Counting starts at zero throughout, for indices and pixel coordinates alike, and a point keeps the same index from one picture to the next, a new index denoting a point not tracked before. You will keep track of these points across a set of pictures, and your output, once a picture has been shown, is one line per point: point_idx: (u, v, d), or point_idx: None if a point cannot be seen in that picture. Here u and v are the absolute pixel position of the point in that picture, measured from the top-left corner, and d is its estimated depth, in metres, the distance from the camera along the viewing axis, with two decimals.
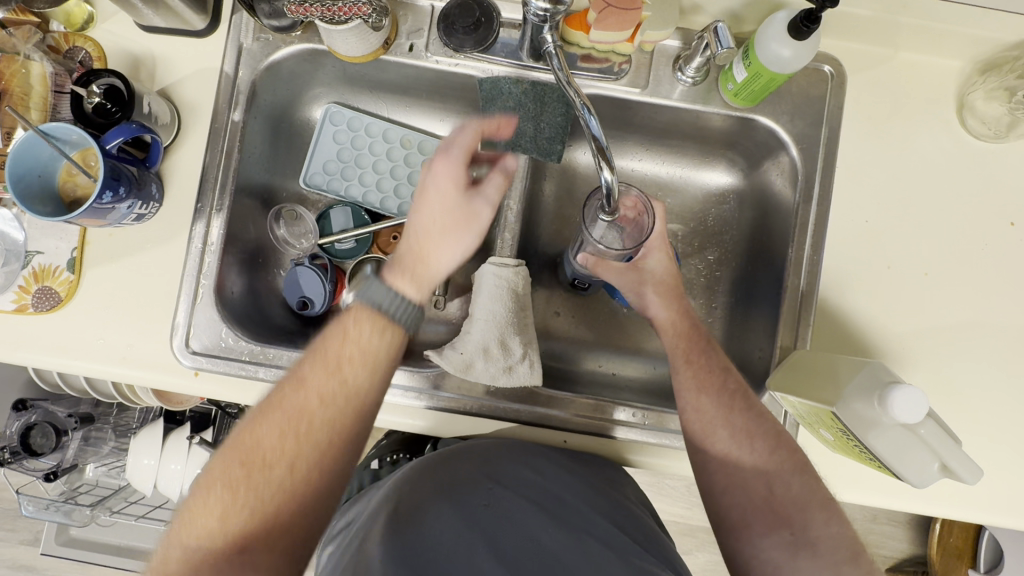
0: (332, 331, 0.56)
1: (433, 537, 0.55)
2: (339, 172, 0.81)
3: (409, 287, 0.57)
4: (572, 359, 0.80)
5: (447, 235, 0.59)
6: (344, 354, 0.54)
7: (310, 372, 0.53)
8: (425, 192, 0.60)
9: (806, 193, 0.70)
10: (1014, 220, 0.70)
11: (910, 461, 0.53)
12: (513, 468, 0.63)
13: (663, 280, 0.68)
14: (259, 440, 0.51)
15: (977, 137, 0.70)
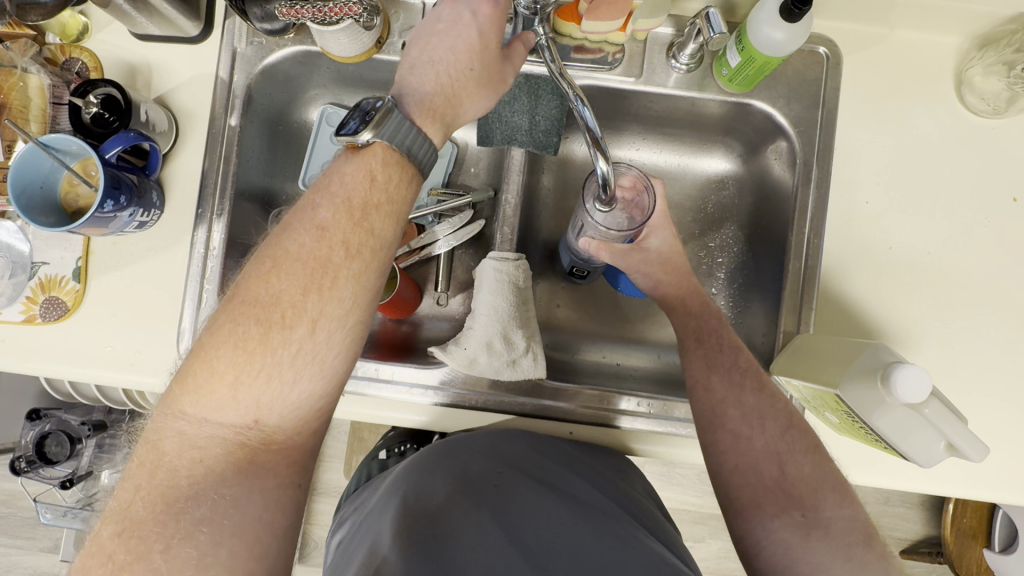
0: (352, 169, 0.51)
1: (444, 521, 0.55)
2: None
3: (436, 132, 0.56)
4: (576, 350, 0.81)
5: (479, 89, 0.59)
6: (370, 199, 0.50)
7: (334, 214, 0.49)
8: (463, 29, 0.58)
9: (805, 175, 0.70)
10: (1017, 196, 0.69)
11: (914, 441, 0.53)
12: (523, 456, 0.64)
13: (666, 259, 0.70)
14: (277, 290, 0.47)
15: (977, 114, 0.70)
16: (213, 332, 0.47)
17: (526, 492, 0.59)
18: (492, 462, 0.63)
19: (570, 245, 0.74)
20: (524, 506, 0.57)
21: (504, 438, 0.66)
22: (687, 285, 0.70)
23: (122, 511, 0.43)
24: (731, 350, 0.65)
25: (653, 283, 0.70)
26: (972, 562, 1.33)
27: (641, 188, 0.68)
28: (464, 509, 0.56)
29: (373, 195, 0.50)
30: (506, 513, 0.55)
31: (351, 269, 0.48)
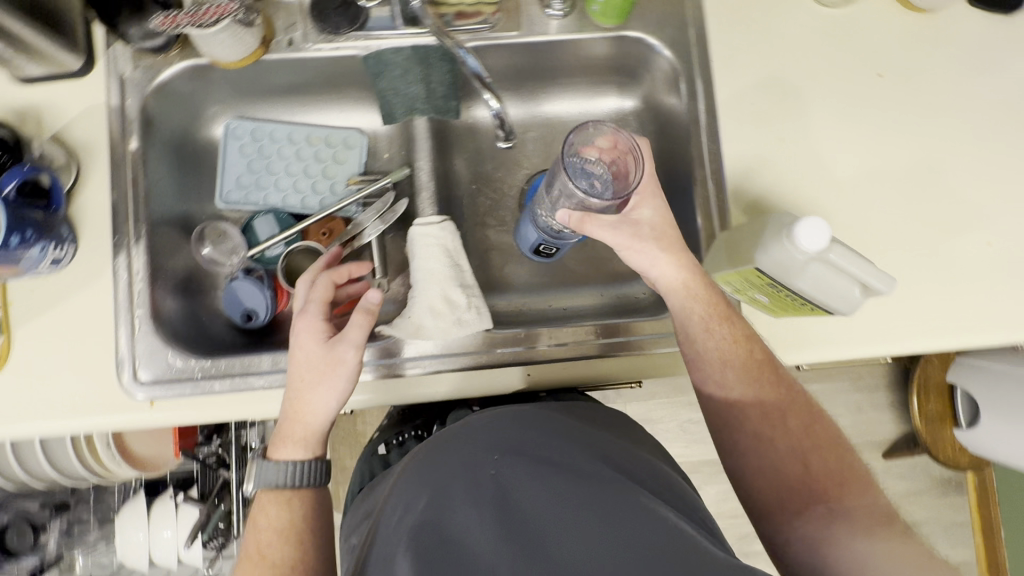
0: (251, 522, 0.61)
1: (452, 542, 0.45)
2: (253, 184, 0.82)
3: (296, 450, 0.61)
4: (523, 304, 0.82)
5: (318, 384, 0.61)
6: (263, 542, 0.59)
7: (245, 568, 0.59)
8: (294, 352, 0.63)
9: (690, 90, 0.75)
10: (880, 71, 0.76)
11: (828, 290, 0.57)
12: (519, 438, 0.54)
13: (659, 227, 0.64)
14: None
15: (826, 6, 0.76)
16: None
17: (539, 486, 0.48)
18: (483, 449, 0.53)
19: (540, 221, 0.72)
20: (533, 505, 0.47)
21: (525, 426, 0.57)
22: (684, 252, 0.64)
23: None
24: (742, 351, 0.64)
25: (652, 264, 0.64)
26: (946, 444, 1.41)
27: (629, 153, 0.65)
28: (471, 524, 0.46)
29: (276, 527, 0.59)
30: (513, 510, 0.47)
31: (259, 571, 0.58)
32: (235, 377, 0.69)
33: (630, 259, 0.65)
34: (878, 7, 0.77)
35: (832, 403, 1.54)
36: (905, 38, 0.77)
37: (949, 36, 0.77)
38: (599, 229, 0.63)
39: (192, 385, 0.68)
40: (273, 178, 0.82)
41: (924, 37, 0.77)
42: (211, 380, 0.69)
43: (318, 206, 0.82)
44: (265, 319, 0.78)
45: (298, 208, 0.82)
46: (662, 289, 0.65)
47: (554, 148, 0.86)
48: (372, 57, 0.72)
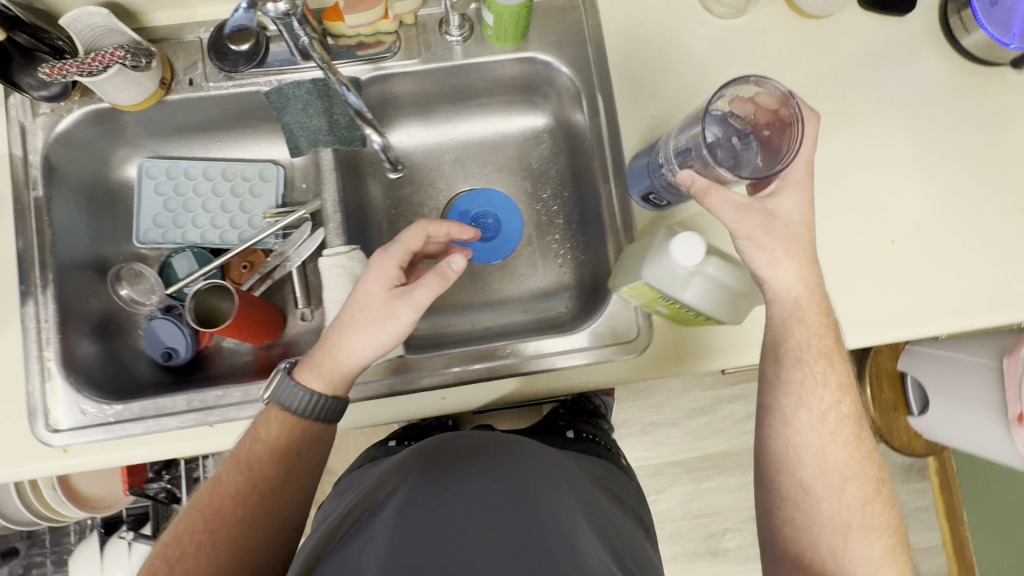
0: (250, 428, 0.64)
1: (442, 534, 0.52)
2: (171, 223, 0.82)
3: (314, 379, 0.63)
4: (448, 325, 0.83)
5: (364, 328, 0.62)
6: (252, 454, 0.62)
7: (227, 471, 0.63)
8: (358, 287, 0.64)
9: (591, 108, 0.77)
10: (778, 79, 0.77)
11: (713, 298, 0.59)
12: (531, 475, 0.60)
13: (793, 230, 0.61)
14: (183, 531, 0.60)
15: (722, 18, 0.78)
16: None
17: (521, 498, 0.56)
18: (507, 470, 0.61)
19: (660, 175, 0.66)
20: (506, 507, 0.55)
21: (524, 454, 0.65)
22: (809, 257, 0.61)
23: None
24: (835, 403, 0.64)
25: (776, 261, 0.60)
26: (902, 430, 1.44)
27: (784, 123, 0.61)
28: (454, 520, 0.53)
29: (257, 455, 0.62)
30: (492, 516, 0.54)
31: (256, 473, 0.62)
32: (149, 418, 0.69)
33: (747, 255, 0.61)
34: (772, 15, 0.79)
35: None
36: (799, 44, 0.78)
37: (843, 40, 0.79)
38: (721, 198, 0.59)
39: (106, 430, 0.68)
40: (191, 215, 0.83)
41: (817, 43, 0.79)
42: (125, 424, 0.69)
43: (238, 240, 0.83)
44: (187, 356, 0.78)
45: (217, 244, 0.83)
46: (765, 288, 0.62)
47: (472, 168, 0.87)
48: (274, 93, 0.73)
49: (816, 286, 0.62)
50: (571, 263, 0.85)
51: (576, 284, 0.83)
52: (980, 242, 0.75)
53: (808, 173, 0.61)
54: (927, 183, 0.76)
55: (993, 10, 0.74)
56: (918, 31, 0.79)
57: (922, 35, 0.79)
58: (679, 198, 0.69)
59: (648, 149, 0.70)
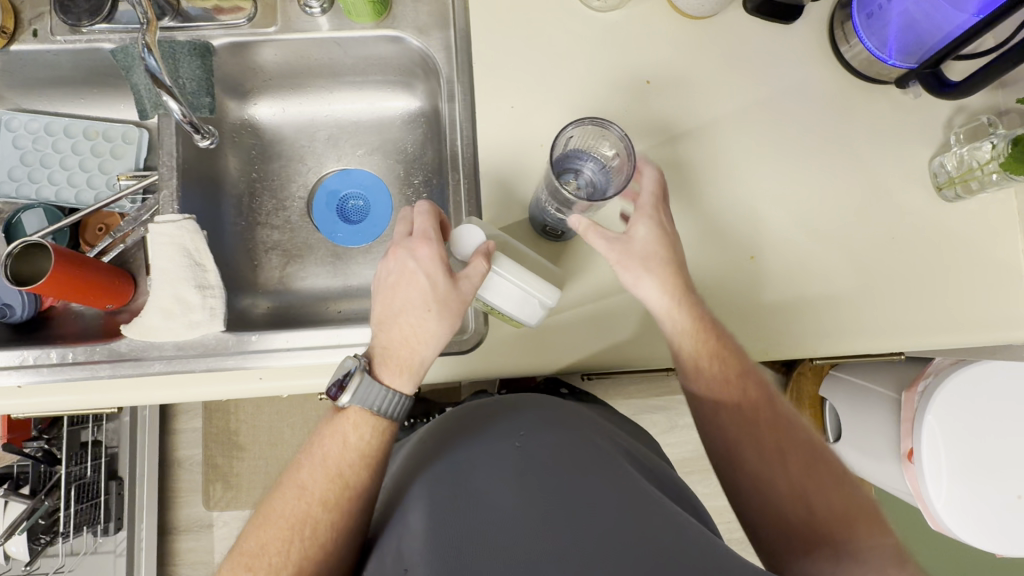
0: (330, 432, 0.56)
1: (480, 500, 0.46)
2: (25, 177, 0.80)
3: (402, 377, 0.56)
4: (302, 304, 0.81)
5: (442, 315, 0.56)
6: (342, 458, 0.55)
7: (312, 474, 0.54)
8: (403, 278, 0.57)
9: (450, 93, 0.75)
10: (648, 78, 0.74)
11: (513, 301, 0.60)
12: (547, 427, 0.54)
13: (651, 252, 0.61)
14: (262, 540, 0.52)
15: (596, 11, 0.75)
16: None
17: (543, 450, 0.50)
18: (504, 433, 0.53)
19: (546, 211, 0.65)
20: (560, 457, 0.49)
21: (519, 400, 0.60)
22: (678, 279, 0.61)
23: None
24: (731, 383, 0.61)
25: (639, 286, 0.61)
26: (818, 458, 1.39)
27: (622, 149, 0.60)
28: (486, 487, 0.47)
29: (297, 496, 0.54)
30: (537, 477, 0.47)
31: (327, 491, 0.54)
32: None
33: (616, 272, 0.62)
34: (650, 12, 0.75)
35: None
36: (676, 44, 0.75)
37: (723, 43, 0.75)
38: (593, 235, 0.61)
39: None
40: (48, 171, 0.81)
41: (696, 45, 0.75)
42: None
43: (94, 201, 0.81)
44: (21, 315, 0.77)
45: (72, 203, 0.81)
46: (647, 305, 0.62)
47: (344, 148, 0.86)
48: (120, 50, 0.70)
49: (687, 294, 0.61)
50: None
51: None
52: (835, 266, 0.73)
53: (661, 202, 0.62)
54: (793, 199, 0.74)
55: (869, 23, 0.71)
56: (804, 41, 0.76)
57: (807, 43, 0.76)
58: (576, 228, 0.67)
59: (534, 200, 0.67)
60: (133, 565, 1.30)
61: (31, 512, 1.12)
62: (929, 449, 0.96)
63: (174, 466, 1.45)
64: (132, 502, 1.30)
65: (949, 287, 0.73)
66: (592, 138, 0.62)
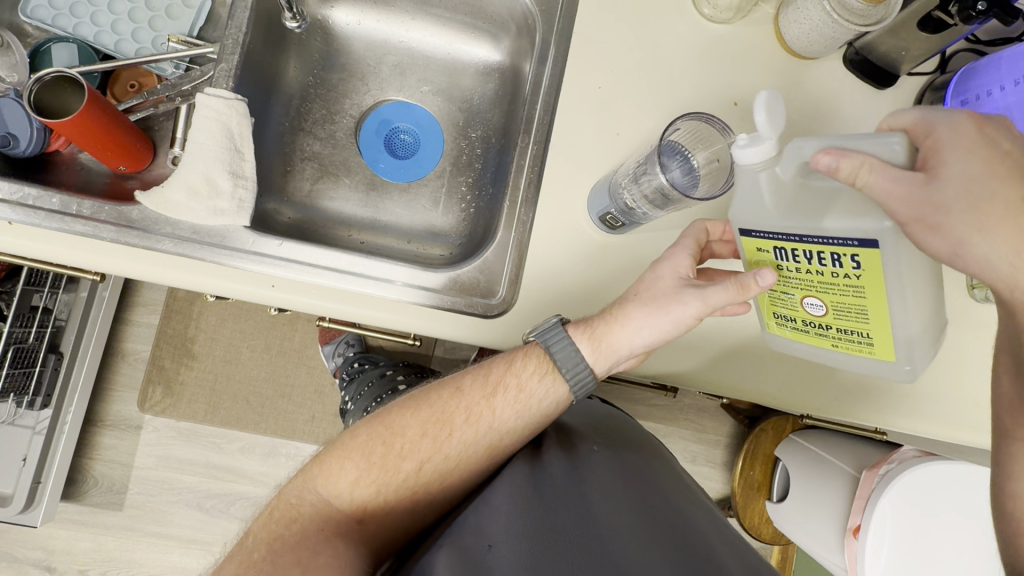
0: (505, 358, 0.63)
1: (565, 500, 0.53)
2: (67, 8, 0.74)
3: (587, 346, 0.60)
4: (325, 223, 0.77)
5: (654, 311, 0.57)
6: (503, 381, 0.61)
7: (472, 382, 0.62)
8: (649, 272, 0.59)
9: (541, 57, 0.73)
10: (737, 101, 0.73)
11: (848, 205, 0.46)
12: (620, 444, 0.63)
13: (967, 191, 0.44)
14: (408, 422, 0.61)
15: (711, 21, 0.74)
16: (340, 450, 0.61)
17: (614, 463, 0.59)
18: (584, 438, 0.62)
19: (619, 196, 0.60)
20: (631, 478, 0.58)
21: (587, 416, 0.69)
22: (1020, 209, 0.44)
23: (272, 514, 0.59)
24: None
25: (957, 245, 0.45)
26: (757, 513, 1.36)
27: (727, 162, 0.60)
28: (568, 488, 0.55)
29: (453, 402, 0.62)
30: (615, 482, 0.56)
31: (480, 407, 0.61)
32: None
33: (916, 241, 0.45)
34: (757, 36, 0.74)
35: (670, 449, 1.50)
36: (774, 76, 0.74)
37: (817, 88, 0.75)
38: (876, 181, 0.44)
39: None
40: (92, 9, 0.74)
41: (792, 82, 0.75)
42: None
43: (133, 54, 0.75)
44: (25, 149, 0.70)
45: (109, 50, 0.74)
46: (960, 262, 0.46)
47: (410, 80, 0.83)
48: None
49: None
50: (474, 211, 0.79)
51: (465, 232, 0.78)
52: None
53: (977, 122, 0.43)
54: None
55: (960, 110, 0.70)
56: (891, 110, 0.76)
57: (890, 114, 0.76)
58: (636, 223, 0.64)
59: (610, 181, 0.63)
60: (50, 446, 1.23)
61: None
62: (875, 525, 0.98)
63: (118, 356, 1.38)
64: (67, 379, 1.22)
65: None
66: (693, 145, 0.62)
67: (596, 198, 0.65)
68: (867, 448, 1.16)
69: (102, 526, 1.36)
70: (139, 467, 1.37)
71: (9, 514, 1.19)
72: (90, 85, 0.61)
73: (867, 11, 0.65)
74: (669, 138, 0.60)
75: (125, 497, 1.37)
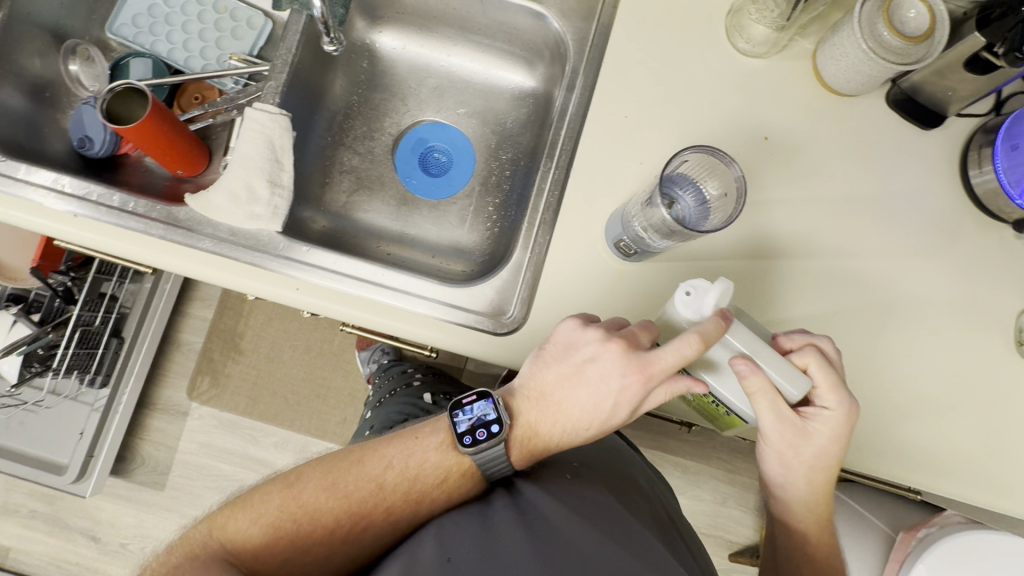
0: (426, 447, 0.61)
1: (536, 514, 0.53)
2: (147, 27, 0.82)
3: (520, 457, 0.59)
4: (355, 234, 0.81)
5: (586, 417, 0.58)
6: (427, 476, 0.60)
7: (395, 471, 0.60)
8: (584, 375, 0.57)
9: (571, 84, 0.74)
10: (767, 135, 0.72)
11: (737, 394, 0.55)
12: (597, 471, 0.62)
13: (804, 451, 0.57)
14: (325, 499, 0.59)
15: (745, 55, 0.73)
16: (248, 507, 0.59)
17: (589, 486, 0.58)
18: (560, 463, 0.62)
19: (631, 226, 0.61)
20: (595, 497, 0.57)
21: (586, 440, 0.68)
22: (823, 475, 0.59)
23: (174, 554, 0.57)
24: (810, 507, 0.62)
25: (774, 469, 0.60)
26: None
27: (735, 194, 0.59)
28: (537, 504, 0.54)
29: (357, 471, 0.61)
30: (585, 501, 0.56)
31: (399, 495, 0.59)
32: (20, 176, 0.69)
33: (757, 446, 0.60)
34: (792, 70, 0.73)
35: (699, 488, 1.45)
36: (807, 111, 0.73)
37: (854, 126, 0.73)
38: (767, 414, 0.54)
39: None
40: (169, 28, 0.82)
41: (828, 117, 0.73)
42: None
43: (200, 70, 0.82)
44: (98, 151, 0.79)
45: (180, 65, 0.82)
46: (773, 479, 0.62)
47: (448, 101, 0.86)
48: None
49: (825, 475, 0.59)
50: (497, 231, 0.81)
51: (487, 250, 0.80)
52: (896, 383, 0.69)
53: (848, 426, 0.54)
54: (871, 303, 0.70)
55: (1011, 155, 0.67)
56: (937, 151, 0.73)
57: (937, 155, 0.73)
58: (651, 252, 0.64)
59: (624, 209, 0.63)
60: (105, 423, 1.33)
61: (34, 339, 1.09)
62: None
63: (174, 346, 1.47)
64: (126, 362, 1.33)
65: (1007, 451, 0.68)
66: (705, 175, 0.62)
67: (614, 226, 0.66)
68: (908, 508, 1.08)
69: (144, 504, 1.45)
70: (182, 452, 1.46)
71: (62, 483, 1.28)
72: (154, 97, 0.68)
73: (906, 50, 0.63)
74: (679, 169, 0.61)
75: (167, 478, 1.45)
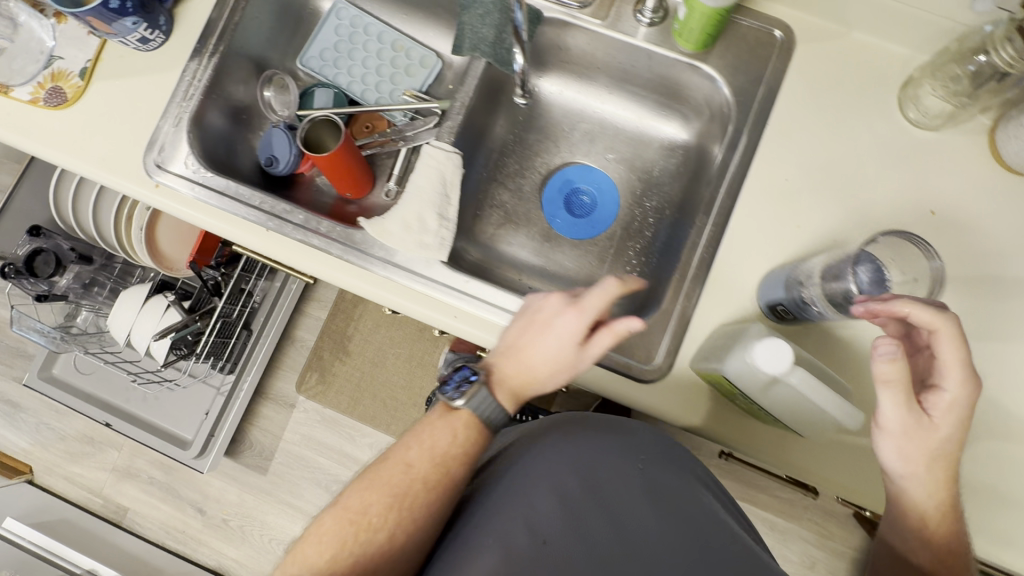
0: (438, 422, 0.61)
1: (617, 515, 0.54)
2: (332, 61, 0.90)
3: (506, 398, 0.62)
4: (499, 265, 0.86)
5: (537, 356, 0.61)
6: (442, 445, 0.60)
7: (419, 451, 0.60)
8: (536, 316, 0.62)
9: (732, 142, 0.76)
10: (935, 210, 0.71)
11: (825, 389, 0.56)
12: (664, 462, 0.61)
13: (932, 428, 0.55)
14: (368, 501, 0.57)
15: (918, 127, 0.72)
16: (311, 534, 0.57)
17: (661, 481, 0.59)
18: (630, 448, 0.61)
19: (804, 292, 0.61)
20: (671, 495, 0.58)
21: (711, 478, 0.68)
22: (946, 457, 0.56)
23: None
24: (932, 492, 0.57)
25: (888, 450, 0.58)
26: None
27: (925, 280, 0.59)
28: (619, 500, 0.55)
29: (384, 465, 0.60)
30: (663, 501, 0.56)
31: (426, 471, 0.59)
32: (216, 190, 0.77)
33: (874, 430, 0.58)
34: (966, 146, 0.72)
35: (787, 548, 1.40)
36: (980, 188, 0.71)
37: None
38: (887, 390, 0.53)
39: (187, 184, 0.77)
40: (351, 63, 0.91)
41: (1002, 197, 0.71)
42: (199, 184, 0.78)
43: (373, 101, 0.90)
44: (282, 170, 0.87)
45: (357, 96, 0.90)
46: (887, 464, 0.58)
47: (598, 146, 0.90)
48: None
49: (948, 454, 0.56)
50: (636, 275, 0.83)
51: None
52: None
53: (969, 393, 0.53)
54: None
55: None
56: None
57: None
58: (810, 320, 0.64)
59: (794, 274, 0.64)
60: (227, 406, 1.44)
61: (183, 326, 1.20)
62: None
63: (289, 340, 1.58)
64: (251, 351, 1.44)
65: None
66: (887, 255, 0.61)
67: (772, 289, 0.67)
68: None
69: (248, 485, 1.56)
70: (287, 441, 1.56)
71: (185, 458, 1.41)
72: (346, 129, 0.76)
73: None
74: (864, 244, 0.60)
75: (271, 463, 1.55)
